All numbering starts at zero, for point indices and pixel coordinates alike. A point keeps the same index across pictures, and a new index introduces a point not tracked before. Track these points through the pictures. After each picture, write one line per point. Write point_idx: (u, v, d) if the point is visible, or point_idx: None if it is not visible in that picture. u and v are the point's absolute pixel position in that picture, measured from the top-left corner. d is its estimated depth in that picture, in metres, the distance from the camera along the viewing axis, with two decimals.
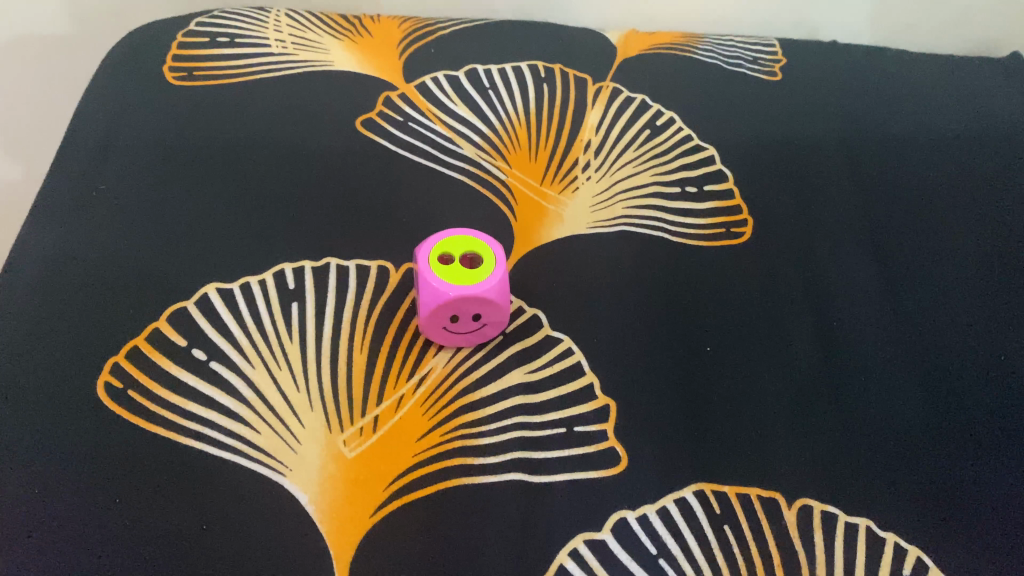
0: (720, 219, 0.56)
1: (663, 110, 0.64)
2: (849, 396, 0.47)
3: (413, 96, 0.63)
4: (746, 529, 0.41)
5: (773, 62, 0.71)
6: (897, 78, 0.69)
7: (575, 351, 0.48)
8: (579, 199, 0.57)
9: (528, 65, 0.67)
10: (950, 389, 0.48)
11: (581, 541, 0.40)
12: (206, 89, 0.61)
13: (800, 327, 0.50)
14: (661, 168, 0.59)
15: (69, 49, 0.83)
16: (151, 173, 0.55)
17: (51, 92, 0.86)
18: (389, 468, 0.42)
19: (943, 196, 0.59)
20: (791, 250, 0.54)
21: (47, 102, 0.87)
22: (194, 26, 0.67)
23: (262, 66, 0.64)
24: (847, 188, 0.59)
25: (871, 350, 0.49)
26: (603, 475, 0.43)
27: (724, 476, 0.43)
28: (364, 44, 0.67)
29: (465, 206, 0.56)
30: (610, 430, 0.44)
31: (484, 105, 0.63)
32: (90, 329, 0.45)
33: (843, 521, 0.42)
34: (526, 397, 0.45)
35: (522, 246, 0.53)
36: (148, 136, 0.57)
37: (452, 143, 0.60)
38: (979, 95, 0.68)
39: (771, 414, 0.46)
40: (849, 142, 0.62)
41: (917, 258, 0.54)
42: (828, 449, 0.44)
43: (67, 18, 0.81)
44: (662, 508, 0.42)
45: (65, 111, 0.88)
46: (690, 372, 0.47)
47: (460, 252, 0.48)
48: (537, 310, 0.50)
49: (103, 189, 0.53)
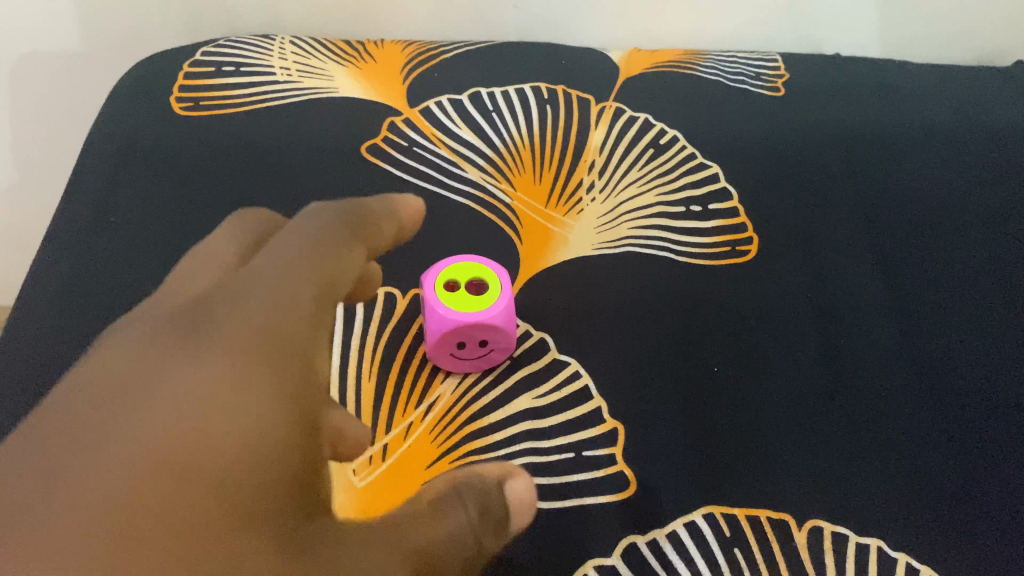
0: (725, 237, 0.56)
1: (666, 128, 0.64)
2: (860, 416, 0.47)
3: (417, 121, 0.64)
4: (757, 552, 0.41)
5: (776, 78, 0.70)
6: (900, 88, 0.69)
7: (583, 374, 0.48)
8: (584, 221, 0.57)
9: (531, 87, 0.67)
10: (959, 405, 0.47)
11: (592, 568, 0.40)
12: (212, 119, 0.62)
13: (808, 346, 0.50)
14: (665, 188, 0.60)
15: (71, 87, 0.83)
16: (160, 207, 0.56)
17: (54, 134, 0.87)
18: (399, 497, 0.42)
19: (949, 211, 0.59)
20: (796, 269, 0.54)
21: (60, 126, 0.86)
22: (200, 56, 0.68)
23: (268, 94, 0.64)
24: (853, 203, 0.59)
25: (880, 369, 0.49)
26: (611, 500, 0.43)
27: (733, 498, 0.43)
28: (368, 70, 0.68)
29: (470, 231, 0.56)
30: (618, 455, 0.44)
31: (487, 128, 0.64)
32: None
33: (854, 543, 0.42)
34: (534, 422, 0.46)
35: (528, 269, 0.54)
36: (156, 167, 0.58)
37: (458, 167, 0.60)
38: (983, 104, 0.68)
39: (781, 436, 0.46)
40: (853, 156, 0.62)
41: (924, 274, 0.54)
42: (839, 470, 0.44)
43: (72, 42, 0.79)
44: (671, 532, 0.42)
45: (71, 152, 0.89)
46: (698, 394, 0.47)
47: (467, 278, 0.48)
48: (543, 334, 0.50)
49: (113, 222, 0.54)
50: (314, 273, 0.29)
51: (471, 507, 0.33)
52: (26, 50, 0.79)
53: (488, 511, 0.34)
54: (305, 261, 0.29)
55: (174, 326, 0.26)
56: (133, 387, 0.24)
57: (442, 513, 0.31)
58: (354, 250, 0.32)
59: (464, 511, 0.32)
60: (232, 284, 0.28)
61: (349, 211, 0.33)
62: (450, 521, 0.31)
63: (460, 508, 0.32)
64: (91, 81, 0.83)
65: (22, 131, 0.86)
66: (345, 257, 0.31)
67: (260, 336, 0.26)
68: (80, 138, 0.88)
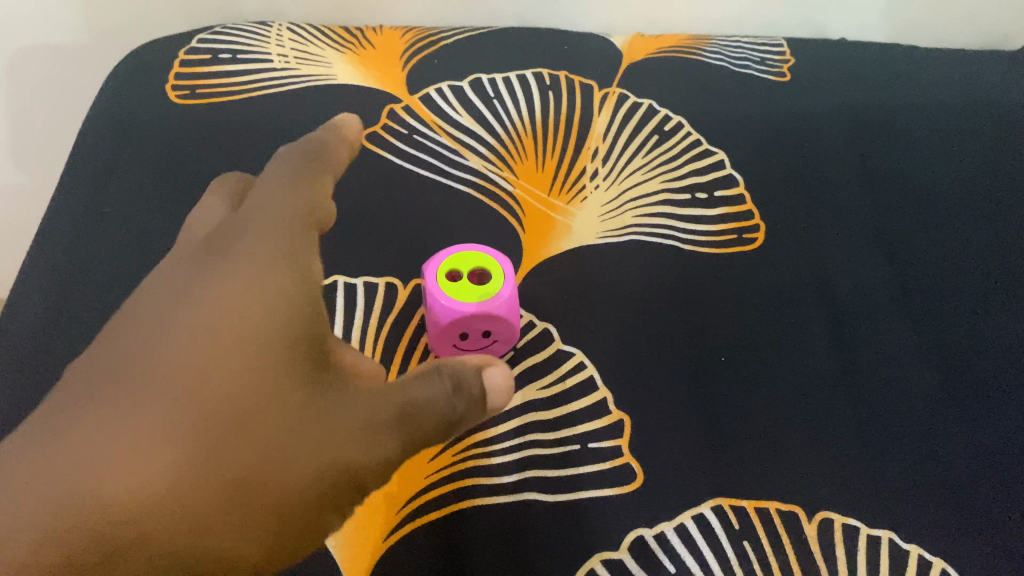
0: (731, 224, 0.55)
1: (671, 115, 0.63)
2: (869, 405, 0.46)
3: (417, 108, 0.62)
4: (766, 544, 0.41)
5: (781, 63, 0.69)
6: (907, 71, 0.68)
7: (588, 365, 0.47)
8: (588, 209, 0.56)
9: (533, 73, 0.66)
10: (970, 394, 0.47)
11: (599, 562, 0.40)
12: (208, 108, 0.61)
13: (816, 334, 0.49)
14: (670, 175, 0.59)
15: (63, 82, 0.82)
16: (156, 197, 0.55)
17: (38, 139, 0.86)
18: (402, 491, 0.42)
19: (956, 197, 0.58)
20: (803, 255, 0.53)
21: (52, 120, 0.85)
22: (195, 43, 0.67)
23: (265, 82, 0.63)
24: (860, 189, 0.58)
25: (890, 357, 0.48)
26: (619, 492, 0.42)
27: (742, 490, 0.42)
28: (366, 56, 0.66)
29: (472, 220, 0.55)
30: (624, 446, 0.44)
31: (489, 115, 0.62)
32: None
33: (865, 535, 0.41)
34: (539, 414, 0.45)
35: (530, 259, 0.53)
36: (151, 156, 0.57)
37: (459, 156, 0.59)
38: (990, 88, 0.67)
39: (790, 426, 0.45)
40: (861, 142, 0.61)
41: (933, 260, 0.53)
42: (850, 460, 0.44)
43: (62, 37, 0.78)
44: (680, 525, 0.41)
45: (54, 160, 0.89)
46: (704, 385, 0.46)
47: (468, 268, 0.47)
48: (548, 324, 0.49)
49: (108, 212, 0.53)
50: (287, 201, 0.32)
51: (445, 378, 0.32)
52: (10, 54, 0.78)
53: (465, 389, 0.32)
54: (281, 192, 0.32)
55: (166, 285, 0.31)
56: (111, 366, 0.28)
57: (414, 380, 0.32)
58: (329, 176, 0.34)
59: (437, 380, 0.32)
60: (227, 228, 0.32)
61: (317, 135, 0.35)
62: (418, 389, 0.32)
63: (432, 375, 0.32)
64: (75, 82, 0.82)
65: (12, 135, 0.85)
66: (318, 184, 0.33)
67: (244, 265, 0.30)
68: (69, 142, 0.87)
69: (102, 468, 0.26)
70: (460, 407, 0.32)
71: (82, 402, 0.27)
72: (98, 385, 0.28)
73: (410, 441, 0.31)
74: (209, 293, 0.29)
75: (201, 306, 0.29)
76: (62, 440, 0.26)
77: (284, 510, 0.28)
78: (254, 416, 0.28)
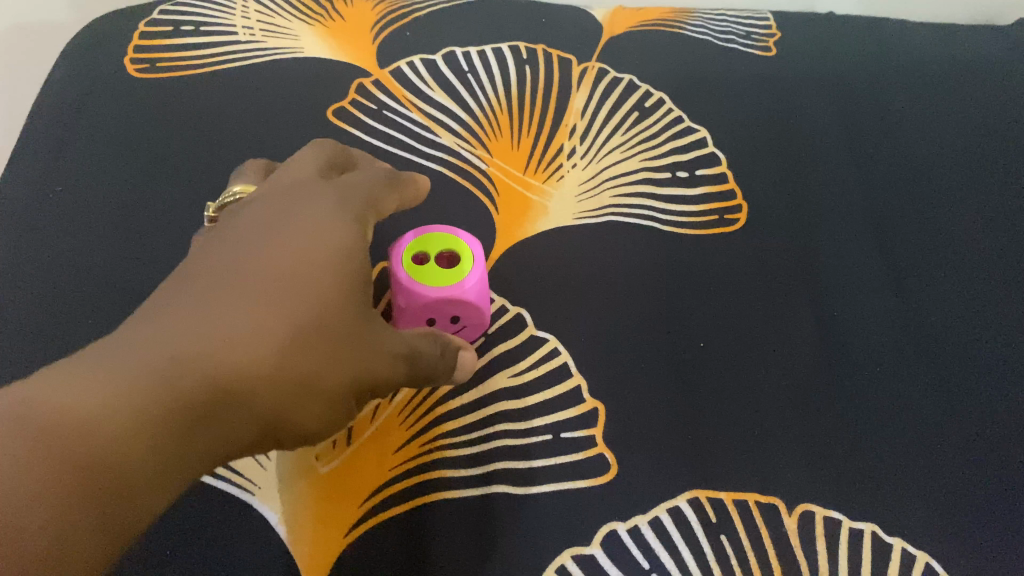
0: (713, 205, 0.53)
1: (652, 90, 0.61)
2: (853, 393, 0.44)
3: (387, 82, 0.60)
4: (744, 538, 0.39)
5: (767, 37, 0.67)
6: (897, 47, 0.66)
7: (562, 351, 0.45)
8: (565, 188, 0.54)
9: (510, 47, 0.64)
10: (957, 380, 0.45)
11: (569, 557, 0.38)
12: (167, 82, 0.58)
13: (799, 319, 0.47)
14: (650, 153, 0.56)
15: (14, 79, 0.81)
16: (111, 174, 0.52)
17: None
18: (365, 483, 0.40)
19: (946, 177, 0.56)
20: (786, 236, 0.52)
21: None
22: (157, 14, 0.64)
23: (229, 55, 0.61)
24: (845, 168, 0.56)
25: (875, 343, 0.46)
26: (591, 484, 0.40)
27: (721, 481, 0.41)
28: (335, 29, 0.64)
29: (443, 199, 0.53)
30: (599, 436, 0.42)
31: (463, 90, 0.60)
32: (43, 356, 0.44)
33: (847, 527, 0.40)
34: (511, 402, 0.43)
35: (505, 240, 0.51)
36: (108, 132, 0.55)
37: (431, 133, 0.57)
38: (983, 63, 0.64)
39: (771, 414, 0.43)
40: (847, 118, 0.59)
41: (920, 242, 0.52)
42: (831, 449, 0.42)
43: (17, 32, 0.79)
44: (655, 519, 0.40)
45: None
46: (682, 372, 0.45)
47: (436, 250, 0.45)
48: (521, 308, 0.47)
49: (61, 191, 0.51)
50: (361, 183, 0.39)
51: (438, 343, 0.39)
52: None
53: (449, 346, 0.40)
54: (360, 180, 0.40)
55: (264, 216, 0.36)
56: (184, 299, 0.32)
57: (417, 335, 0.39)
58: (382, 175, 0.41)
59: (435, 342, 0.39)
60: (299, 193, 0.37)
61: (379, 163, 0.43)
62: (422, 342, 0.38)
63: (431, 335, 0.39)
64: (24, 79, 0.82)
65: None
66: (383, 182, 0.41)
67: (328, 217, 0.36)
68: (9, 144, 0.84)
69: (219, 347, 0.31)
70: (444, 367, 0.39)
71: (190, 301, 0.32)
72: (210, 287, 0.33)
73: (413, 374, 0.37)
74: (307, 230, 0.35)
75: (298, 235, 0.35)
76: (158, 337, 0.31)
77: (337, 395, 0.34)
78: (328, 323, 0.34)
